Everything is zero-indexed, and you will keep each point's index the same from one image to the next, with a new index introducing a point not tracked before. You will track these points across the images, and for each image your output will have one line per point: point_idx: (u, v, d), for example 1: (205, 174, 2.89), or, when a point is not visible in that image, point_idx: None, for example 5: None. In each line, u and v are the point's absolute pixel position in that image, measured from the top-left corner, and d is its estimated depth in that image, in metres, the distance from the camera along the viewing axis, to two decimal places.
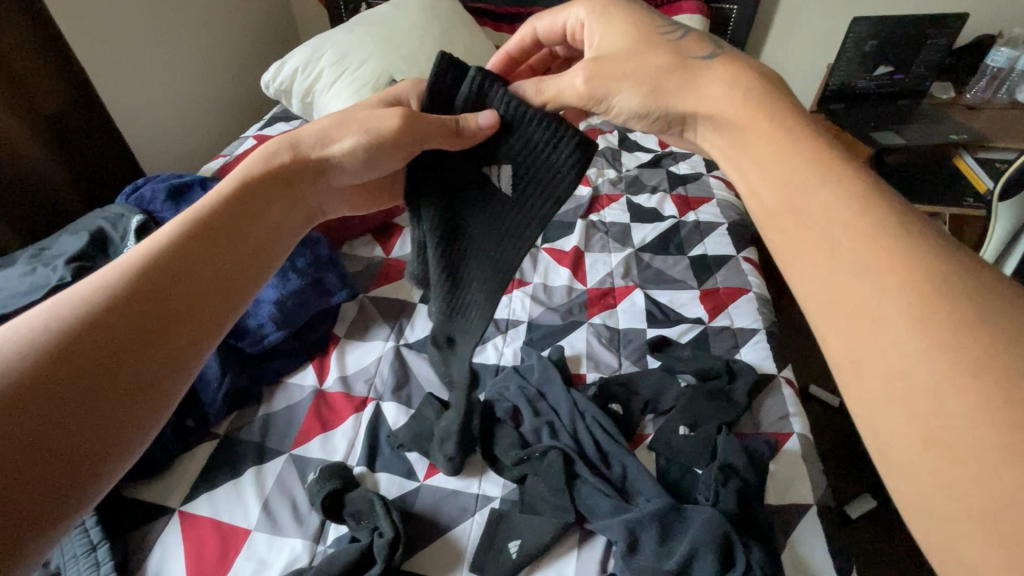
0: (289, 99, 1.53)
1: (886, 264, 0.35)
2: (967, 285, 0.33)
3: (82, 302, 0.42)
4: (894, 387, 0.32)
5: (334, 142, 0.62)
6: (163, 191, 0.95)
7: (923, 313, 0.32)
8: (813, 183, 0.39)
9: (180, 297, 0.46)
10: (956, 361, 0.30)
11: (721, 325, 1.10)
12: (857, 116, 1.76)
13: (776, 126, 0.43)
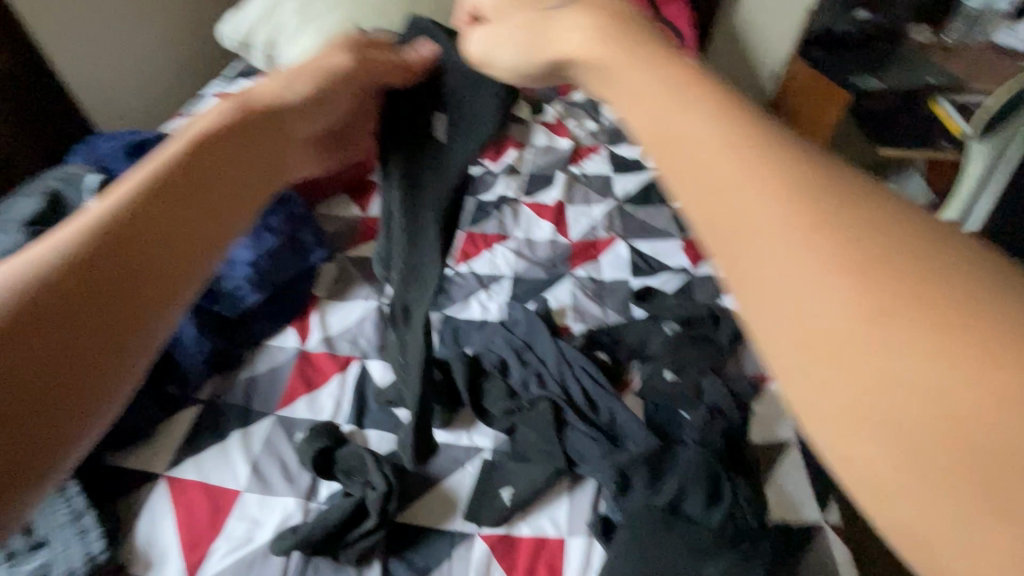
0: (250, 52, 1.44)
1: (783, 187, 0.25)
2: (866, 194, 0.25)
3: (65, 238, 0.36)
4: (830, 358, 0.23)
5: (294, 84, 0.53)
6: (122, 149, 0.90)
7: (840, 252, 0.23)
8: (674, 101, 0.29)
9: (163, 234, 0.39)
10: (900, 303, 0.22)
11: (705, 273, 1.10)
12: (837, 61, 1.75)
13: (627, 47, 0.33)
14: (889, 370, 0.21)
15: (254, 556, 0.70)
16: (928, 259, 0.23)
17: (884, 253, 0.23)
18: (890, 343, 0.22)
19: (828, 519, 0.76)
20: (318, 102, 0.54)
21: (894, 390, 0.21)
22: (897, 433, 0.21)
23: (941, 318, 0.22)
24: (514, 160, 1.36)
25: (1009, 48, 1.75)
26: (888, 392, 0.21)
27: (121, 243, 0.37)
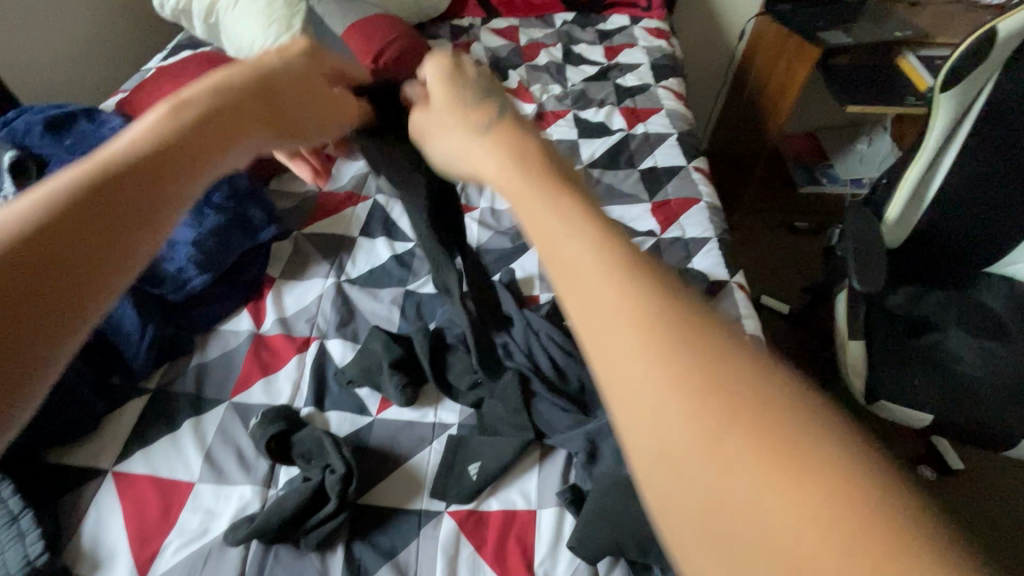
0: (189, 21, 1.35)
1: (648, 302, 0.30)
2: (711, 321, 0.30)
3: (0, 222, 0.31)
4: (677, 467, 0.27)
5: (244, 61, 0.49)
6: (38, 124, 0.82)
7: (681, 366, 0.28)
8: (551, 215, 0.34)
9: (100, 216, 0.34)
10: (741, 414, 0.26)
11: (674, 236, 1.08)
12: (805, 17, 1.72)
13: (513, 172, 0.39)
14: (731, 483, 0.25)
15: (210, 549, 0.67)
16: (754, 378, 0.28)
17: (717, 376, 0.28)
18: (728, 464, 0.26)
19: None
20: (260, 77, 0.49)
21: (735, 511, 0.25)
22: (734, 538, 0.25)
23: (766, 429, 0.26)
24: None
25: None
26: (727, 511, 0.25)
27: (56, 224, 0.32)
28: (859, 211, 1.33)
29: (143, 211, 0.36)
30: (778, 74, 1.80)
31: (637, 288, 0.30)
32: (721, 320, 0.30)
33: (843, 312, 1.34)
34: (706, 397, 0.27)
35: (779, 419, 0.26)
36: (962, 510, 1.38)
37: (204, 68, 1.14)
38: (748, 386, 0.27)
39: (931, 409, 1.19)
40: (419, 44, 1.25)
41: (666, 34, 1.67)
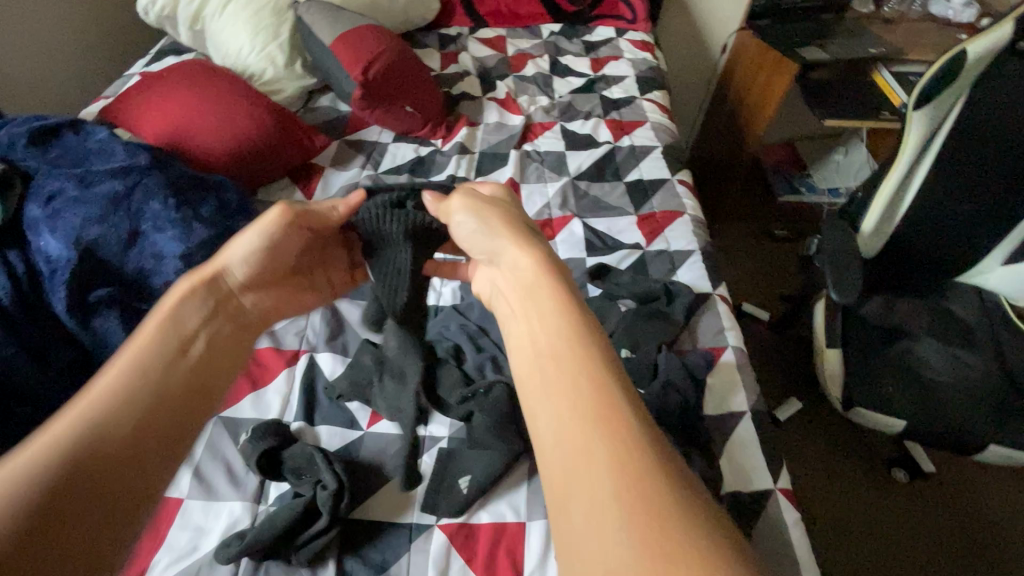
0: (174, 27, 1.34)
1: (600, 422, 0.41)
2: (647, 444, 0.40)
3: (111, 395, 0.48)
4: (593, 552, 0.36)
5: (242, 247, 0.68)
6: (22, 134, 0.82)
7: (615, 473, 0.39)
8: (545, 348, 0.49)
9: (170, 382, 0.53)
10: (653, 520, 0.36)
11: (659, 249, 1.10)
12: (784, 32, 1.77)
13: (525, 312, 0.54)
14: None
15: (199, 566, 0.66)
16: (667, 492, 0.37)
17: (646, 506, 0.37)
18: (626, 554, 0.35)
19: (779, 486, 0.78)
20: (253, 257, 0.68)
21: None
22: None
23: (666, 534, 0.35)
24: (466, 138, 1.31)
25: (945, 18, 1.79)
26: None
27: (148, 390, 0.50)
28: (835, 223, 1.37)
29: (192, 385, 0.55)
30: (757, 88, 1.84)
31: (597, 428, 0.41)
32: (659, 446, 0.41)
33: (821, 321, 1.38)
34: (632, 518, 0.36)
35: (679, 527, 0.35)
36: (933, 515, 1.44)
37: (191, 75, 1.12)
38: (662, 515, 0.36)
39: (900, 415, 1.24)
40: (408, 55, 1.26)
41: (650, 47, 1.70)
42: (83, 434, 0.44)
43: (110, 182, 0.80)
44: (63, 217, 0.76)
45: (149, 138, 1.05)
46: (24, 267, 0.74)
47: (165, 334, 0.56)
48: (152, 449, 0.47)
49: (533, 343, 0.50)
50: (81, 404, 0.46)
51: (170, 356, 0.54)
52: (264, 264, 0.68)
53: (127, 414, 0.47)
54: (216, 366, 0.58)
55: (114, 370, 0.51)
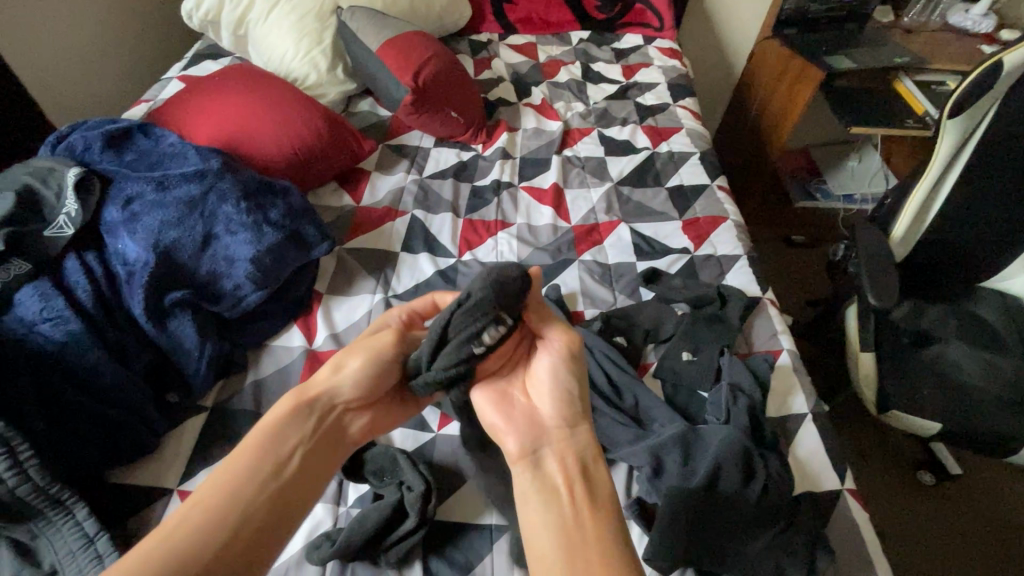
0: (217, 31, 1.35)
1: None
2: None
3: (216, 501, 0.55)
4: None
5: (343, 371, 0.68)
6: (98, 137, 0.83)
7: None
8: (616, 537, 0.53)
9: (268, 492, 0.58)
10: None
11: (706, 253, 1.12)
12: (808, 40, 1.81)
13: (589, 488, 0.58)
14: None
15: (285, 569, 0.66)
16: None
17: None
18: None
19: (847, 486, 0.79)
20: (357, 380, 0.68)
21: None
22: None
23: None
24: (507, 143, 1.33)
25: (964, 28, 1.83)
26: None
27: (247, 497, 0.57)
28: (867, 229, 1.40)
29: (289, 493, 0.59)
30: (781, 96, 1.87)
31: None
32: None
33: (854, 324, 1.40)
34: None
35: None
36: (957, 505, 1.46)
37: (242, 83, 1.13)
38: None
39: (936, 417, 1.24)
40: (452, 62, 1.28)
41: (678, 54, 1.72)
42: (183, 554, 0.51)
43: (186, 186, 0.80)
44: (141, 219, 0.76)
45: (203, 142, 1.05)
46: (102, 270, 0.74)
47: (262, 455, 0.60)
48: (242, 559, 0.53)
49: (570, 520, 0.55)
50: (169, 539, 0.51)
51: (260, 483, 0.58)
52: (373, 385, 0.69)
53: (201, 557, 0.51)
54: (302, 493, 0.60)
55: (207, 498, 0.55)
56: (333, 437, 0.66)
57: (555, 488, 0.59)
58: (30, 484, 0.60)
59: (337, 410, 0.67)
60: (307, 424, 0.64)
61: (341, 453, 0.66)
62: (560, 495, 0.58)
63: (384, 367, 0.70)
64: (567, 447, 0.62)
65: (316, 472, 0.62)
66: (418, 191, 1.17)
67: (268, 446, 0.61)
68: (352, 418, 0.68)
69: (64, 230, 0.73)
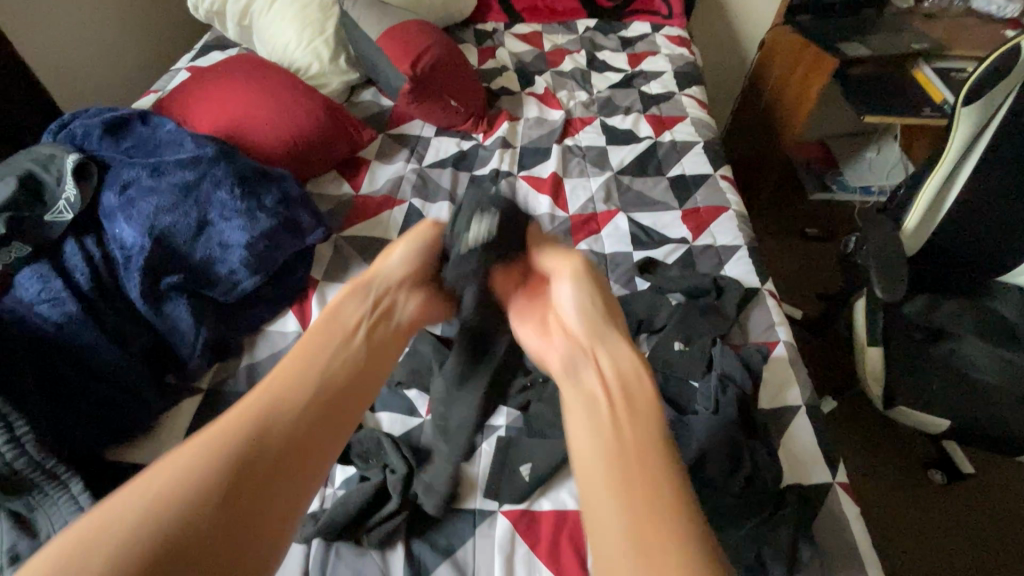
0: (223, 23, 1.37)
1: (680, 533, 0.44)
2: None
3: (286, 375, 0.57)
4: None
5: (391, 254, 0.68)
6: (97, 125, 0.85)
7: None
8: (654, 451, 0.50)
9: (336, 372, 0.59)
10: None
11: (705, 243, 1.10)
12: (822, 27, 1.77)
13: (626, 402, 0.55)
14: None
15: None
16: None
17: None
18: None
19: (838, 480, 0.78)
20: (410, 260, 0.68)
21: None
22: None
23: None
24: (508, 132, 1.32)
25: (988, 13, 1.77)
26: None
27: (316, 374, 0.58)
28: (878, 221, 1.36)
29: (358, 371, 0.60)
30: (794, 85, 1.83)
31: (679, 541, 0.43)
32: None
33: (862, 317, 1.36)
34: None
35: None
36: (949, 501, 1.42)
37: (244, 73, 1.14)
38: None
39: (945, 413, 1.21)
40: (452, 50, 1.28)
41: (686, 42, 1.69)
42: (260, 423, 0.52)
43: (181, 172, 0.82)
44: (137, 205, 0.78)
45: (206, 131, 1.07)
46: (100, 255, 0.76)
47: (327, 335, 0.62)
48: (316, 426, 0.54)
49: (610, 427, 0.53)
50: (242, 418, 0.52)
51: (328, 357, 0.60)
52: (419, 266, 0.69)
53: (278, 422, 0.53)
54: (367, 368, 0.61)
55: (273, 382, 0.56)
56: (390, 314, 0.66)
57: (586, 398, 0.57)
58: (26, 458, 0.62)
59: (390, 289, 0.67)
60: (363, 306, 0.65)
61: (403, 335, 0.66)
62: (603, 404, 0.55)
63: (426, 243, 0.70)
64: (600, 361, 0.60)
65: (381, 355, 0.63)
66: (417, 179, 1.18)
67: (328, 327, 0.62)
68: (409, 295, 0.68)
69: (63, 215, 0.75)
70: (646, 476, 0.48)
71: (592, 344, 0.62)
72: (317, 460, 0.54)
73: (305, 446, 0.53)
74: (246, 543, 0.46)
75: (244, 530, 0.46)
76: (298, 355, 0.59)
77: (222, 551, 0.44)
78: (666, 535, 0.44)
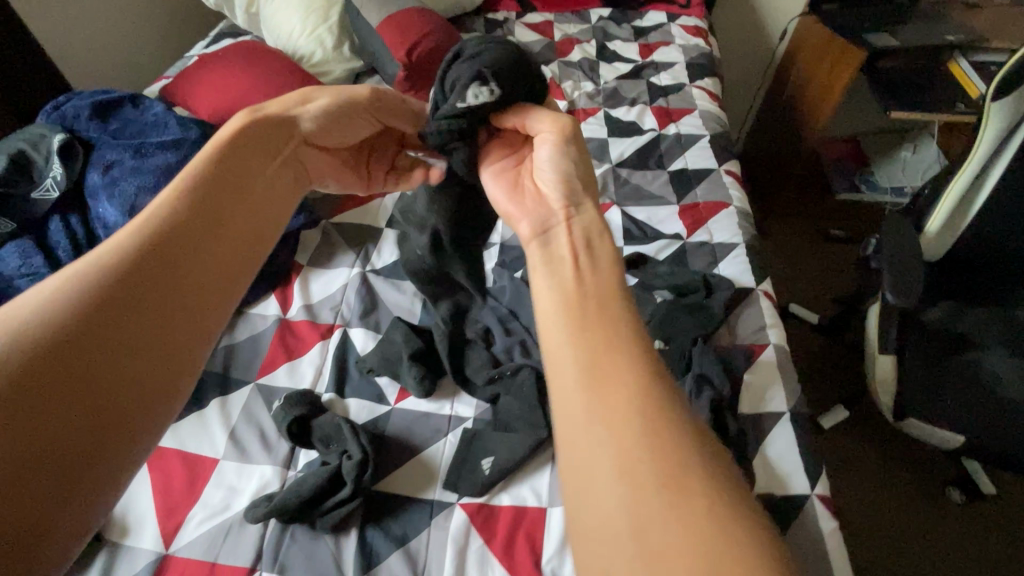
0: (231, 11, 1.40)
1: (648, 384, 0.39)
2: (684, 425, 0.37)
3: (178, 206, 0.52)
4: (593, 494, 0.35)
5: (312, 103, 0.63)
6: (87, 107, 0.87)
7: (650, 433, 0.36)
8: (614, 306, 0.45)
9: (235, 208, 0.55)
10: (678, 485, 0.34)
11: (700, 240, 1.06)
12: (850, 17, 1.68)
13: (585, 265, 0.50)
14: (655, 538, 0.32)
15: (229, 525, 0.69)
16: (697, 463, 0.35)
17: (674, 463, 0.35)
18: (644, 505, 0.33)
19: (817, 491, 0.74)
20: (331, 115, 0.63)
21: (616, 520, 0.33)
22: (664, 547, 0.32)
23: (687, 491, 0.34)
24: None
25: None
26: (634, 535, 0.33)
27: (218, 212, 0.54)
28: (896, 223, 1.28)
29: (257, 212, 0.57)
30: (820, 79, 1.74)
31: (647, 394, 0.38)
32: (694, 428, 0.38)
33: (874, 324, 1.29)
34: (666, 480, 0.34)
35: (698, 486, 0.34)
36: (943, 519, 1.33)
37: (243, 59, 1.16)
38: (687, 469, 0.35)
39: (960, 429, 1.14)
40: (451, 38, 1.26)
41: (703, 32, 1.64)
42: (150, 248, 0.48)
43: (163, 154, 0.83)
44: (120, 185, 0.80)
45: (206, 117, 1.10)
46: (84, 233, 0.79)
47: (225, 171, 0.56)
48: (221, 263, 0.52)
49: (575, 286, 0.47)
50: (114, 265, 0.46)
51: (224, 194, 0.55)
52: (333, 125, 0.64)
53: (174, 254, 0.49)
54: (265, 209, 0.59)
55: (167, 209, 0.51)
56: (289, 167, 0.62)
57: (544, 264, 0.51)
58: None
59: (296, 141, 0.63)
60: (269, 155, 0.60)
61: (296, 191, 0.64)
62: (567, 267, 0.50)
63: (353, 111, 0.64)
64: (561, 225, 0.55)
65: (276, 203, 0.60)
66: None
67: (228, 160, 0.56)
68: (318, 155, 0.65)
69: (50, 193, 0.78)
70: (607, 330, 0.43)
71: (564, 213, 0.56)
72: (212, 313, 0.50)
73: (208, 281, 0.50)
74: (136, 361, 0.43)
75: (122, 377, 0.42)
76: (188, 181, 0.54)
77: (113, 367, 0.42)
78: (626, 375, 0.39)
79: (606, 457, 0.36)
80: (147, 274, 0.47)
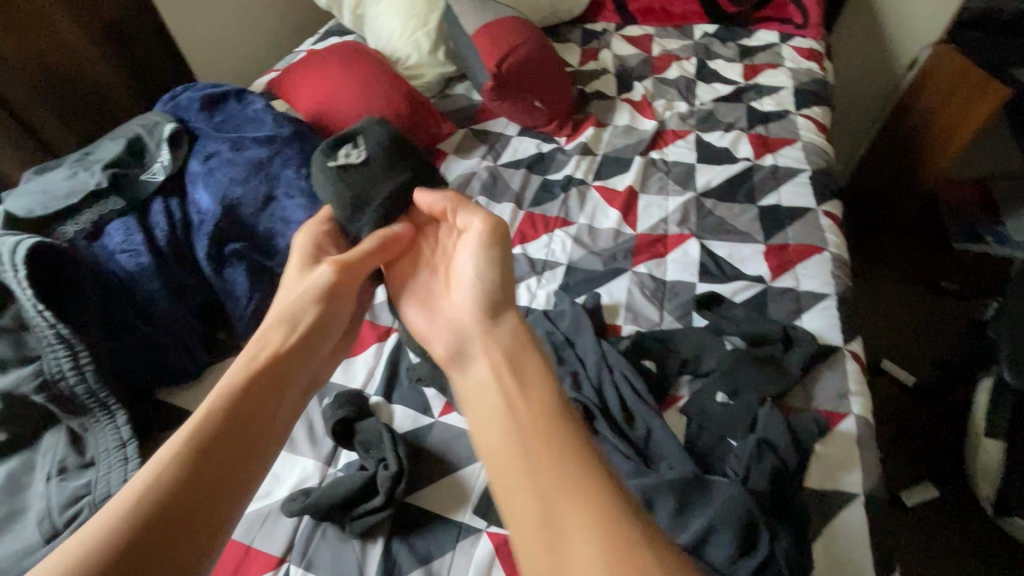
0: (340, 11, 1.46)
1: (583, 456, 0.48)
2: (619, 492, 0.45)
3: (224, 392, 0.55)
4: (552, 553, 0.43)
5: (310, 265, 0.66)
6: (197, 99, 0.95)
7: (591, 500, 0.44)
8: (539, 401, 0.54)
9: (268, 376, 0.58)
10: (621, 537, 0.41)
11: (785, 286, 0.97)
12: (998, 49, 1.48)
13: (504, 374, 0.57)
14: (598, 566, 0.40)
15: (267, 512, 0.72)
16: (634, 525, 0.42)
17: (618, 530, 0.42)
18: (585, 545, 0.42)
19: None
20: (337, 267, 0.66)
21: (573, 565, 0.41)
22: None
23: (620, 536, 0.42)
24: (591, 139, 1.27)
25: None
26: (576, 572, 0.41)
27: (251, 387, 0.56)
28: None
29: (285, 375, 0.59)
30: (948, 114, 1.55)
31: (584, 470, 0.47)
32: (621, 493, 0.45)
33: (983, 402, 1.12)
34: (609, 548, 0.41)
35: (631, 525, 0.43)
36: None
37: (342, 58, 1.21)
38: (621, 517, 0.43)
39: None
40: (544, 50, 1.25)
41: (818, 56, 1.50)
42: (202, 437, 0.50)
43: (256, 148, 0.89)
44: (215, 174, 0.86)
45: (301, 112, 1.16)
46: (180, 215, 0.85)
47: (261, 353, 0.59)
48: (252, 418, 0.54)
49: (508, 386, 0.56)
50: (186, 436, 0.50)
51: (257, 366, 0.58)
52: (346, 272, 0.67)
53: (215, 435, 0.51)
54: (293, 372, 0.60)
55: (215, 400, 0.54)
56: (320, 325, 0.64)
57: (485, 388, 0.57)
58: (85, 386, 0.71)
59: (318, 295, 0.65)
60: (302, 321, 0.63)
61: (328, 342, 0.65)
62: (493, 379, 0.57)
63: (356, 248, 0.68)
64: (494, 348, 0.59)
65: (301, 366, 0.61)
66: (487, 177, 1.17)
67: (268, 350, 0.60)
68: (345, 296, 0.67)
69: (156, 176, 0.85)
70: (537, 426, 0.51)
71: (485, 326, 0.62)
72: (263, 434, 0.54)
73: (244, 449, 0.52)
74: (189, 542, 0.45)
75: (201, 522, 0.46)
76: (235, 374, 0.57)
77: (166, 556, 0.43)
78: (573, 468, 0.47)
79: (571, 533, 0.43)
80: (196, 460, 0.49)
